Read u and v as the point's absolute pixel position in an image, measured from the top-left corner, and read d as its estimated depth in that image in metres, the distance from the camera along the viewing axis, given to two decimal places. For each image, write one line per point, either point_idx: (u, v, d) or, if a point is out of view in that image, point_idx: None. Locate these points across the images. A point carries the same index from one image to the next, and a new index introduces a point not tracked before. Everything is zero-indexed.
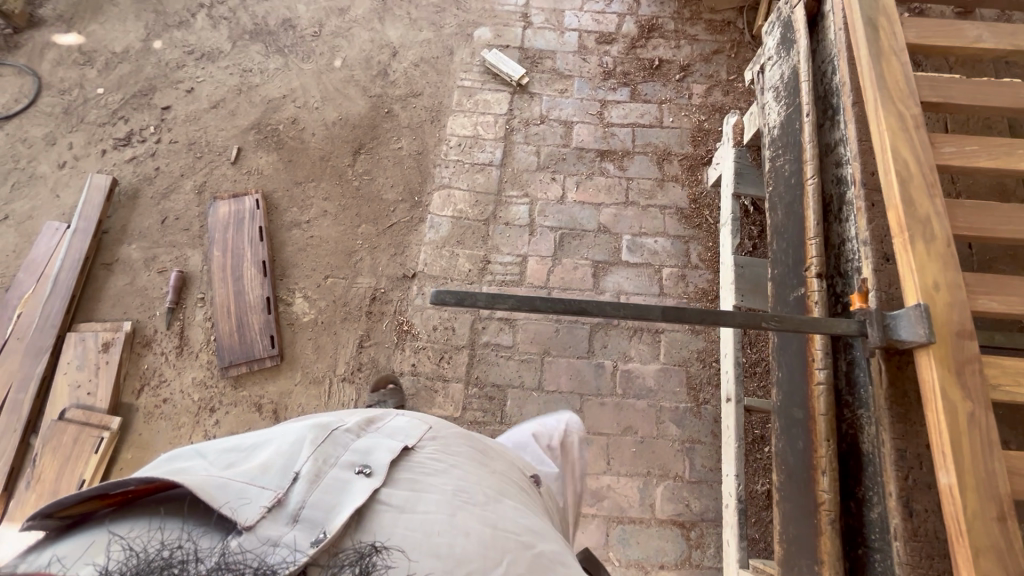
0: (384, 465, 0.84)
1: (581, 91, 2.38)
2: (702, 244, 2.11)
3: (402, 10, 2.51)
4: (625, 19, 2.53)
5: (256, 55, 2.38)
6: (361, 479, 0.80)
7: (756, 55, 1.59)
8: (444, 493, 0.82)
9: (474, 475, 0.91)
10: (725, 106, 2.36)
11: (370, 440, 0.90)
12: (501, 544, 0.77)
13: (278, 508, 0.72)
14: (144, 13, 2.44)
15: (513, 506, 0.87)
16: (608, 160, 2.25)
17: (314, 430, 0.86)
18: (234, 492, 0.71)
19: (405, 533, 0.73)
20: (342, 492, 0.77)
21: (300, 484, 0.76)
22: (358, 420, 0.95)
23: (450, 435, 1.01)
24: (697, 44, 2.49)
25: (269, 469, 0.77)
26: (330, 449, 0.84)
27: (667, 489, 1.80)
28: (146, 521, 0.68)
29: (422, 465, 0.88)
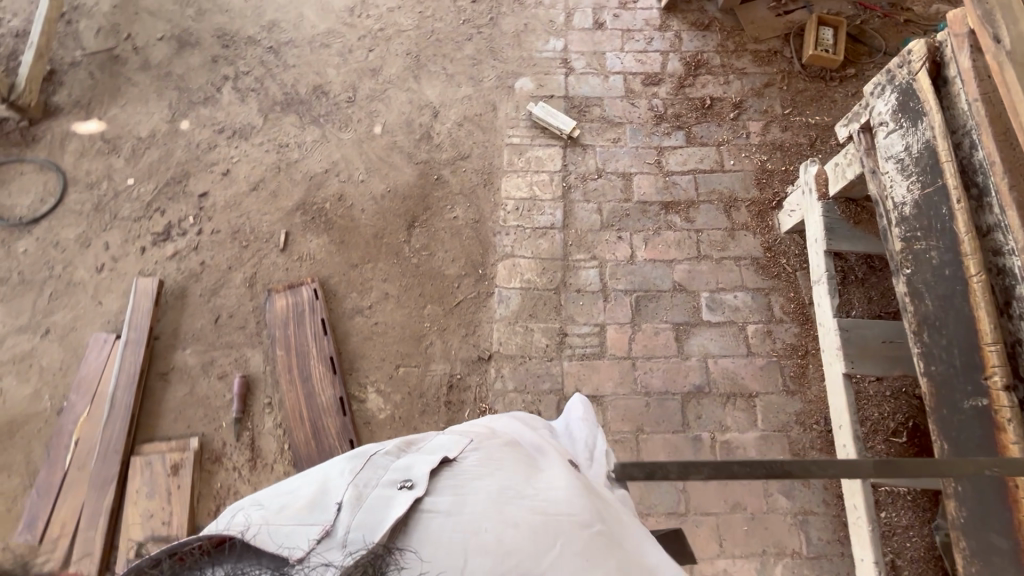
0: (425, 474, 0.82)
1: (635, 139, 2.28)
2: (783, 295, 2.03)
3: (437, 65, 2.40)
4: (668, 56, 2.44)
5: (291, 128, 2.26)
6: (404, 492, 0.79)
7: (857, 115, 1.52)
8: (491, 492, 0.81)
9: (519, 467, 0.89)
10: (786, 142, 2.28)
11: (409, 456, 0.88)
12: (555, 534, 0.78)
13: (327, 542, 0.73)
14: (167, 91, 2.31)
15: (569, 493, 0.86)
16: (674, 212, 2.15)
17: (354, 459, 0.86)
18: (278, 538, 0.72)
19: (448, 535, 0.74)
20: (385, 510, 0.76)
21: (344, 512, 0.76)
22: (397, 440, 0.93)
23: (495, 436, 0.98)
24: (746, 77, 2.40)
25: (313, 503, 0.78)
26: (371, 471, 0.83)
27: (787, 568, 1.71)
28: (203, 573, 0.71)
29: (471, 467, 0.86)
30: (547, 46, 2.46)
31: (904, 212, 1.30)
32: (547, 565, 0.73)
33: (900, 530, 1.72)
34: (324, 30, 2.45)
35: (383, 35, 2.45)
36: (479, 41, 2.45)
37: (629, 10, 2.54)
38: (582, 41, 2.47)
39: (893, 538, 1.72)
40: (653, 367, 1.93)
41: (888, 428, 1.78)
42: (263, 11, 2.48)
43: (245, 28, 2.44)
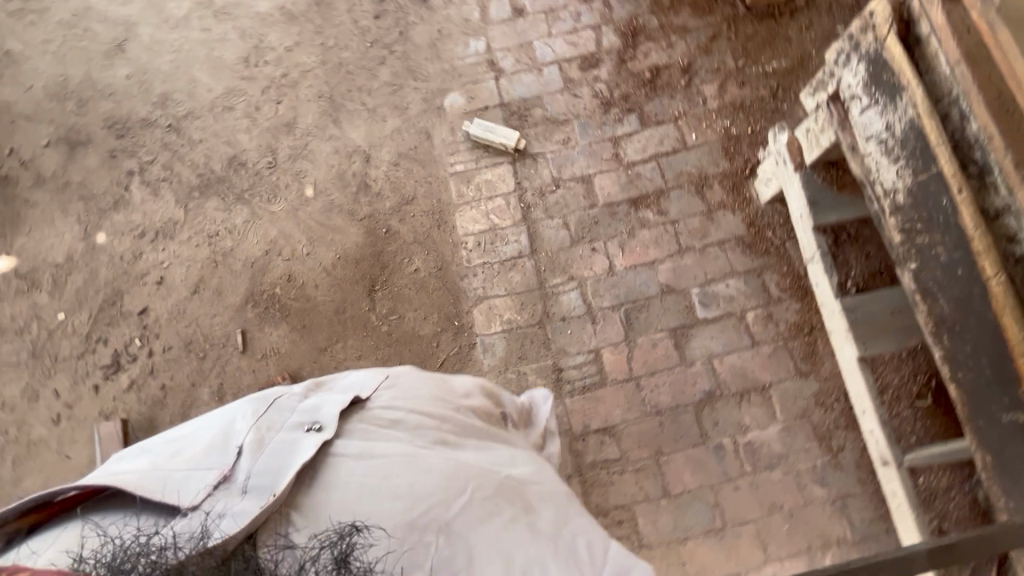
0: (333, 416, 0.95)
1: (586, 134, 2.09)
2: (777, 272, 1.90)
3: (354, 102, 2.17)
4: (601, 30, 2.21)
5: (216, 213, 2.06)
6: (310, 436, 0.93)
7: (821, 83, 1.35)
8: (401, 439, 0.96)
9: (430, 413, 1.04)
10: (747, 99, 2.09)
11: (318, 398, 1.01)
12: (462, 476, 0.93)
13: (225, 484, 0.86)
14: (71, 204, 2.09)
15: (473, 445, 1.02)
16: (644, 208, 1.99)
17: (258, 404, 0.98)
18: (176, 479, 0.85)
19: (363, 478, 0.88)
20: (286, 454, 0.90)
21: (245, 457, 0.89)
22: (308, 384, 1.06)
23: (410, 377, 1.12)
24: (689, 35, 2.19)
25: (215, 449, 0.90)
26: (275, 416, 0.96)
27: (835, 557, 1.66)
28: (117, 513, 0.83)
29: (382, 411, 1.00)
30: (468, 50, 2.21)
31: (896, 200, 1.15)
32: (454, 506, 0.88)
33: None
34: (222, 91, 2.19)
35: (288, 81, 2.20)
36: (394, 63, 2.21)
37: None
38: (505, 36, 2.22)
39: None
40: (659, 383, 1.83)
41: (911, 390, 1.68)
42: (150, 86, 2.21)
43: (135, 110, 2.18)
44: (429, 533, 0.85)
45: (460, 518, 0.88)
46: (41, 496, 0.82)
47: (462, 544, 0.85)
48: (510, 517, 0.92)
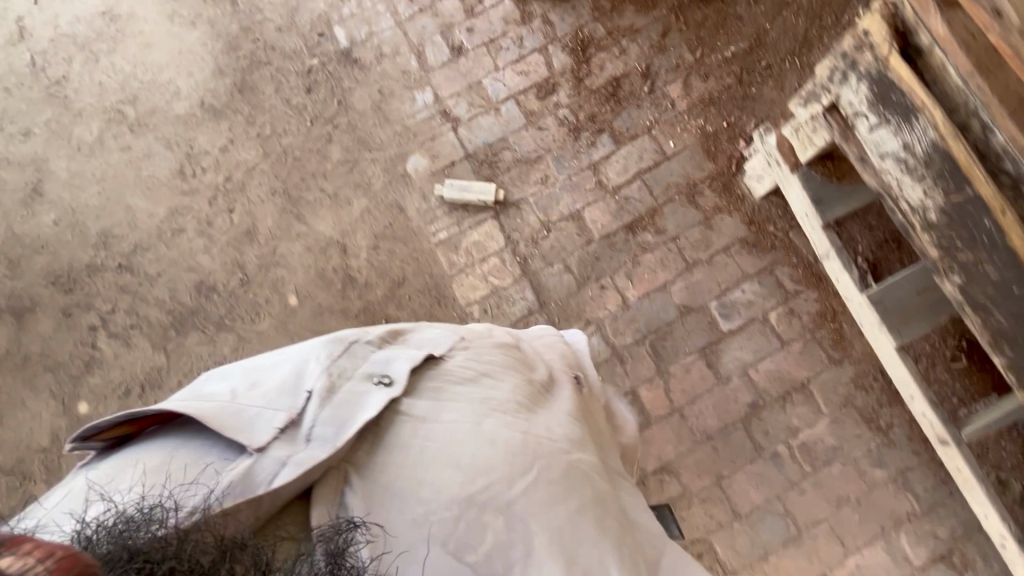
0: (403, 371, 0.88)
1: (563, 168, 1.99)
2: (788, 265, 1.87)
3: (312, 190, 2.00)
4: (549, 51, 2.08)
5: (200, 347, 1.89)
6: (380, 389, 0.86)
7: (815, 91, 1.28)
8: (470, 402, 0.90)
9: (503, 377, 0.98)
10: (714, 92, 2.02)
11: (391, 349, 0.93)
12: (533, 454, 0.86)
13: (292, 429, 0.78)
14: (39, 379, 1.89)
15: (545, 416, 0.95)
16: (642, 230, 1.92)
17: (334, 344, 0.90)
18: (244, 417, 0.78)
19: (426, 442, 0.83)
20: (354, 407, 0.83)
21: (314, 402, 0.81)
22: (384, 332, 0.98)
23: (483, 336, 1.06)
24: (639, 35, 2.08)
25: (285, 387, 0.83)
26: (349, 362, 0.88)
27: (910, 533, 1.69)
28: (178, 444, 0.77)
29: (456, 367, 0.95)
30: (416, 105, 2.06)
31: (926, 219, 1.11)
32: (518, 484, 0.82)
33: (992, 443, 1.66)
34: (166, 213, 2.00)
35: (235, 184, 2.02)
36: (342, 137, 2.04)
37: (479, 16, 2.13)
38: (451, 80, 2.08)
39: (989, 453, 1.65)
40: (702, 407, 1.80)
41: (945, 351, 1.71)
42: (85, 227, 2.00)
43: (74, 259, 1.97)
44: (488, 513, 0.79)
45: (522, 500, 0.81)
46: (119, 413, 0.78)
47: (520, 530, 0.79)
48: (575, 507, 0.85)
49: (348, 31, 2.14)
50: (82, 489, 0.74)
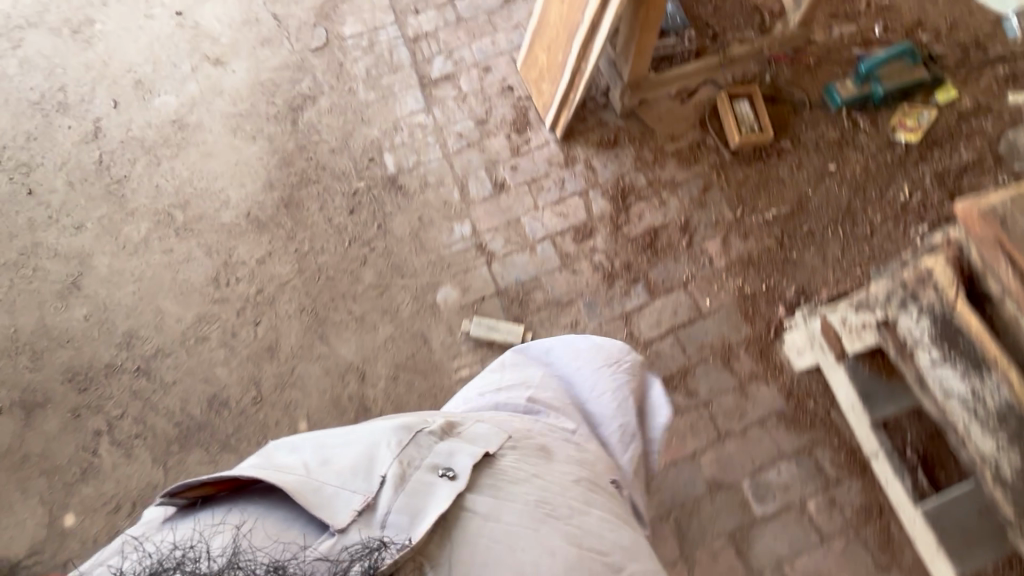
0: (467, 467, 0.86)
1: (594, 314, 1.95)
2: (829, 447, 1.74)
3: (340, 311, 2.00)
4: (589, 195, 2.12)
5: (200, 467, 1.82)
6: (445, 482, 0.83)
7: (866, 298, 1.23)
8: (527, 503, 0.87)
9: (556, 478, 0.96)
10: (754, 253, 1.99)
11: (452, 441, 0.91)
12: (590, 568, 0.84)
13: (368, 513, 0.77)
14: (32, 481, 1.82)
15: (596, 518, 0.93)
16: (672, 390, 1.84)
17: (404, 431, 0.89)
18: (324, 495, 0.77)
19: (488, 547, 0.78)
20: (426, 500, 0.80)
21: (388, 489, 0.80)
22: (443, 421, 0.95)
23: (528, 433, 1.04)
24: (679, 188, 2.11)
25: (359, 469, 0.82)
26: (416, 451, 0.86)
27: None
28: (260, 510, 0.78)
29: (510, 465, 0.92)
30: (453, 236, 2.08)
31: (1000, 473, 1.00)
32: None
33: None
34: (192, 320, 2.00)
35: (265, 297, 2.03)
36: (377, 261, 2.06)
37: (524, 156, 2.20)
38: (490, 214, 2.11)
39: None
40: None
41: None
42: (112, 325, 2.01)
43: (94, 358, 1.96)
44: None
45: None
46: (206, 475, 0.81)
47: None
48: None
49: (397, 158, 2.22)
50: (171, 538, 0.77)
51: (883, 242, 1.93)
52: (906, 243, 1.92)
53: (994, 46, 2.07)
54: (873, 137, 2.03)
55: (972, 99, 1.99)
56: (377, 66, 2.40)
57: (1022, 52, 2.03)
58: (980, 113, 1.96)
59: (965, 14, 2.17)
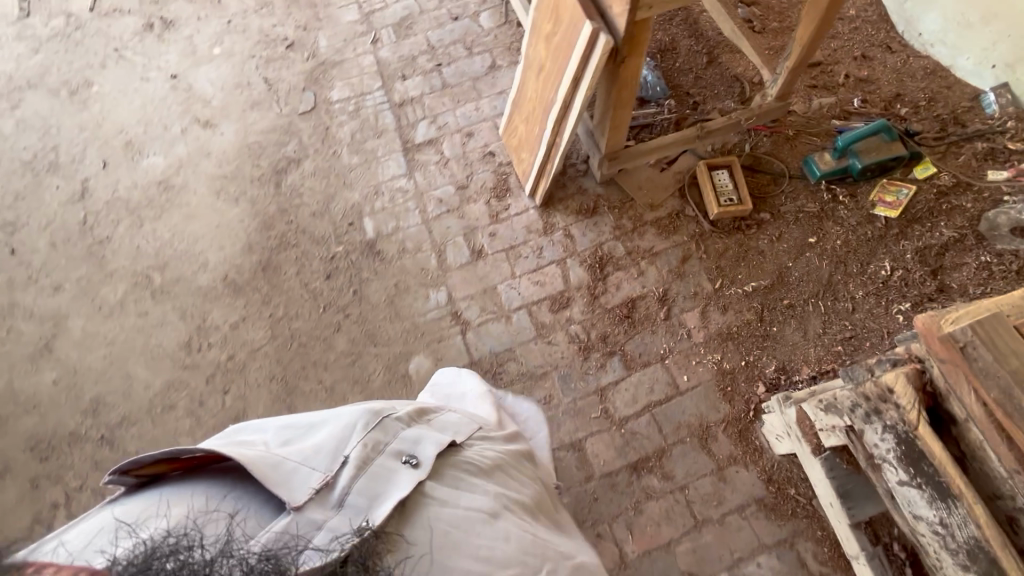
0: (430, 457, 0.94)
1: (568, 388, 1.90)
2: (812, 540, 1.65)
3: (310, 380, 1.96)
4: (567, 263, 2.10)
5: None
6: (406, 469, 0.91)
7: (830, 402, 1.17)
8: (484, 494, 0.96)
9: (506, 478, 1.05)
10: (733, 326, 1.95)
11: (418, 430, 1.00)
12: (539, 554, 0.92)
13: (325, 492, 0.84)
14: None
15: (542, 523, 1.03)
16: (647, 472, 1.77)
17: (368, 416, 0.97)
18: (288, 471, 0.85)
19: (446, 527, 0.86)
20: (386, 483, 0.87)
21: (346, 469, 0.87)
22: (411, 409, 1.05)
23: (489, 436, 1.14)
24: (658, 258, 2.09)
25: (321, 449, 0.90)
26: (381, 434, 0.95)
27: None
28: (218, 491, 0.84)
29: (471, 459, 1.02)
30: (429, 303, 2.06)
31: None
32: None
33: None
34: (161, 386, 1.98)
35: (235, 364, 2.00)
36: (350, 328, 2.04)
37: (503, 222, 2.20)
38: (467, 281, 2.09)
39: None
40: None
41: None
42: (80, 390, 1.99)
43: (59, 426, 1.93)
44: None
45: None
46: (167, 452, 0.86)
47: None
48: None
49: (377, 223, 2.23)
50: (132, 516, 0.81)
51: (865, 318, 1.89)
52: (889, 320, 1.86)
53: (972, 122, 2.07)
54: (853, 211, 2.02)
55: (951, 175, 1.97)
56: (362, 130, 2.44)
57: (1000, 128, 2.02)
58: (960, 189, 1.94)
59: (943, 88, 2.18)
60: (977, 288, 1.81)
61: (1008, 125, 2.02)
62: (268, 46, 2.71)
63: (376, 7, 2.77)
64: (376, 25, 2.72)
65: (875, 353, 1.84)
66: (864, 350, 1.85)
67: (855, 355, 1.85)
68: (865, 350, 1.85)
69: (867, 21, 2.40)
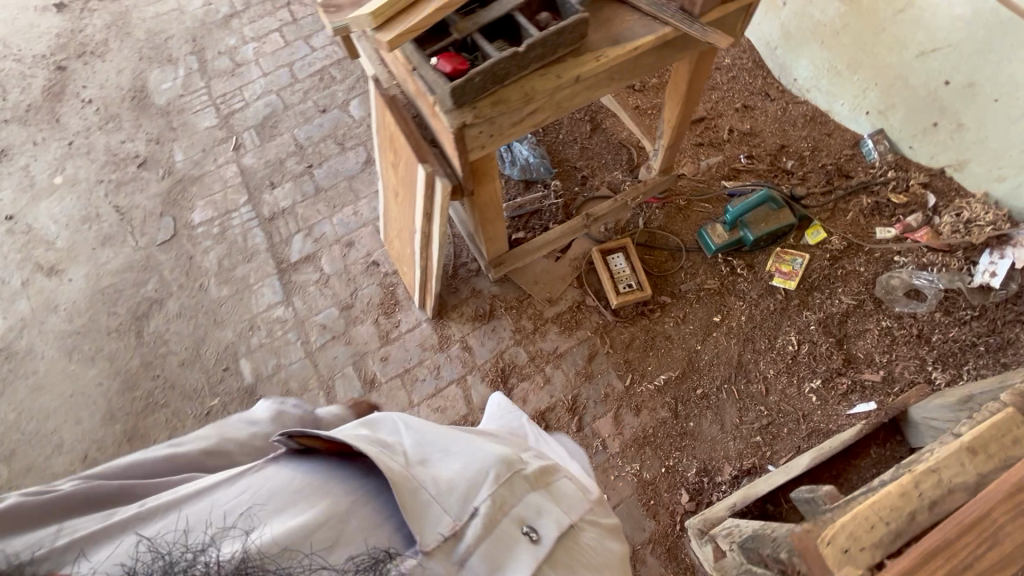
0: (553, 536, 0.80)
1: None
2: None
3: None
4: (468, 381, 1.94)
5: None
6: (528, 543, 0.78)
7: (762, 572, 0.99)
8: None
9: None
10: (648, 428, 1.83)
11: (544, 498, 0.86)
12: None
13: (452, 541, 0.74)
14: None
15: None
16: None
17: (500, 463, 0.85)
18: (423, 502, 0.76)
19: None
20: (509, 557, 0.75)
21: (475, 521, 0.77)
22: (539, 466, 0.91)
23: (603, 514, 0.96)
24: (563, 360, 1.95)
25: (455, 487, 0.80)
26: (507, 490, 0.82)
27: None
28: (346, 496, 0.75)
29: (587, 548, 0.85)
30: None
31: None
32: None
33: None
34: None
35: None
36: None
37: (394, 342, 2.02)
38: None
39: None
40: None
41: None
42: None
43: None
44: None
45: None
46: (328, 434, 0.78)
47: None
48: None
49: (255, 363, 2.01)
50: (257, 496, 0.73)
51: (779, 400, 1.80)
52: (803, 400, 1.78)
53: (855, 172, 2.02)
54: (752, 283, 1.94)
55: (842, 237, 1.93)
56: (230, 255, 2.22)
57: (882, 178, 1.98)
58: (852, 252, 1.90)
59: (824, 136, 2.13)
60: (882, 357, 1.76)
61: (889, 175, 1.98)
62: (118, 167, 2.45)
63: (235, 108, 2.55)
64: (237, 129, 2.50)
65: (793, 440, 1.74)
66: (783, 438, 1.75)
67: (774, 444, 1.75)
68: (783, 438, 1.75)
69: (743, 68, 2.33)
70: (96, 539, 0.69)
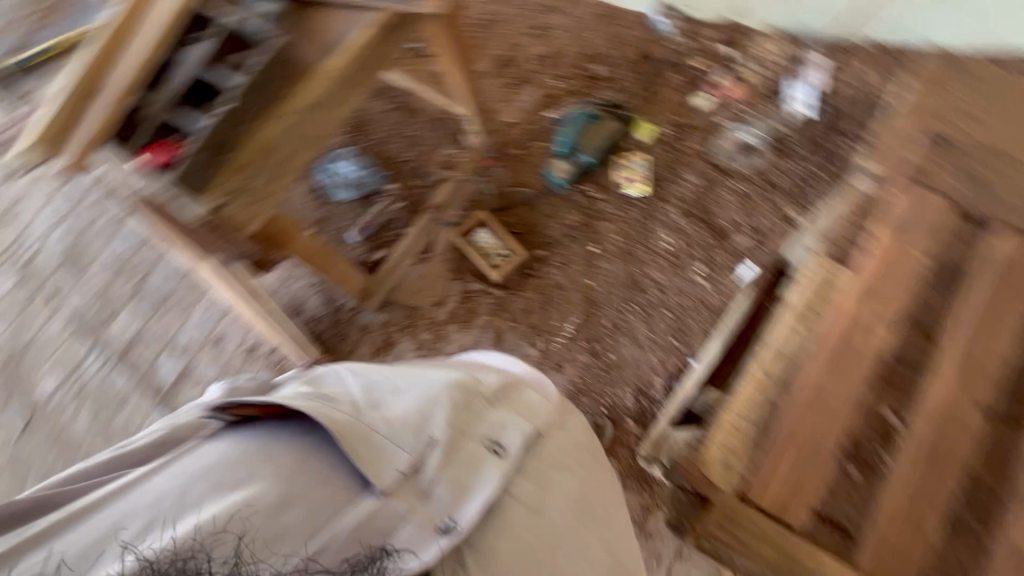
0: (518, 447, 0.84)
1: None
2: None
3: None
4: None
5: None
6: (493, 459, 0.81)
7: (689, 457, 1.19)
8: (565, 489, 0.85)
9: (592, 460, 0.93)
10: (576, 381, 1.83)
11: (504, 412, 0.88)
12: (611, 555, 0.84)
13: (415, 473, 0.79)
14: None
15: (619, 506, 0.94)
16: None
17: (451, 389, 0.86)
18: (374, 448, 0.78)
19: (532, 538, 0.78)
20: (471, 475, 0.80)
21: (435, 451, 0.80)
22: (497, 385, 0.93)
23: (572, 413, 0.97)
24: None
25: (409, 422, 0.81)
26: (463, 415, 0.84)
27: None
28: (292, 450, 0.78)
29: (553, 449, 0.88)
30: None
31: None
32: None
33: None
34: None
35: None
36: None
37: None
38: None
39: None
40: None
41: None
42: None
43: None
44: None
45: None
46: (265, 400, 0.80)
47: None
48: None
49: None
50: (204, 468, 0.76)
51: (677, 297, 1.84)
52: (696, 288, 1.83)
53: (657, 53, 2.03)
54: (611, 200, 1.94)
55: (670, 124, 1.96)
56: (100, 411, 2.00)
57: (678, 50, 2.02)
58: (684, 134, 1.94)
59: (623, 30, 2.08)
60: (745, 218, 1.84)
61: (683, 44, 2.02)
62: None
63: (28, 255, 2.23)
64: (42, 277, 2.20)
65: (702, 327, 1.80)
66: (694, 330, 1.81)
67: (688, 339, 1.80)
68: (693, 330, 1.81)
69: None
70: (54, 539, 0.73)
